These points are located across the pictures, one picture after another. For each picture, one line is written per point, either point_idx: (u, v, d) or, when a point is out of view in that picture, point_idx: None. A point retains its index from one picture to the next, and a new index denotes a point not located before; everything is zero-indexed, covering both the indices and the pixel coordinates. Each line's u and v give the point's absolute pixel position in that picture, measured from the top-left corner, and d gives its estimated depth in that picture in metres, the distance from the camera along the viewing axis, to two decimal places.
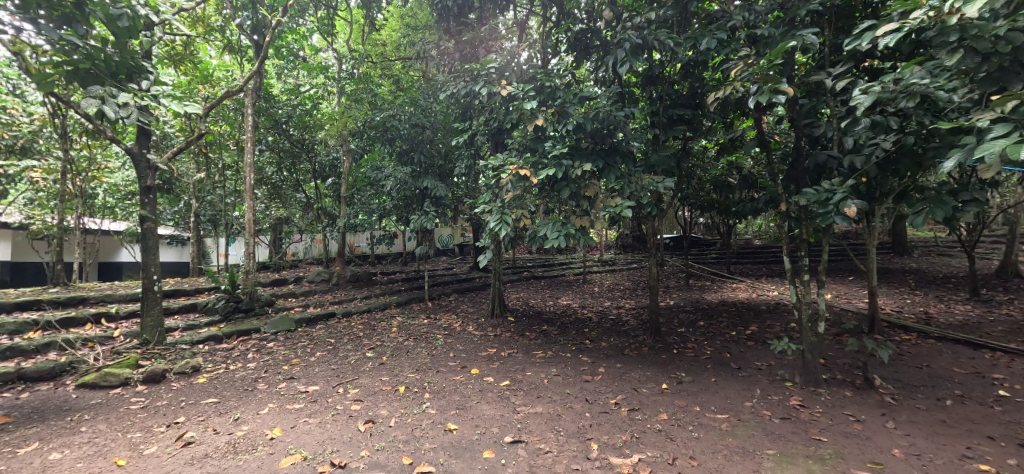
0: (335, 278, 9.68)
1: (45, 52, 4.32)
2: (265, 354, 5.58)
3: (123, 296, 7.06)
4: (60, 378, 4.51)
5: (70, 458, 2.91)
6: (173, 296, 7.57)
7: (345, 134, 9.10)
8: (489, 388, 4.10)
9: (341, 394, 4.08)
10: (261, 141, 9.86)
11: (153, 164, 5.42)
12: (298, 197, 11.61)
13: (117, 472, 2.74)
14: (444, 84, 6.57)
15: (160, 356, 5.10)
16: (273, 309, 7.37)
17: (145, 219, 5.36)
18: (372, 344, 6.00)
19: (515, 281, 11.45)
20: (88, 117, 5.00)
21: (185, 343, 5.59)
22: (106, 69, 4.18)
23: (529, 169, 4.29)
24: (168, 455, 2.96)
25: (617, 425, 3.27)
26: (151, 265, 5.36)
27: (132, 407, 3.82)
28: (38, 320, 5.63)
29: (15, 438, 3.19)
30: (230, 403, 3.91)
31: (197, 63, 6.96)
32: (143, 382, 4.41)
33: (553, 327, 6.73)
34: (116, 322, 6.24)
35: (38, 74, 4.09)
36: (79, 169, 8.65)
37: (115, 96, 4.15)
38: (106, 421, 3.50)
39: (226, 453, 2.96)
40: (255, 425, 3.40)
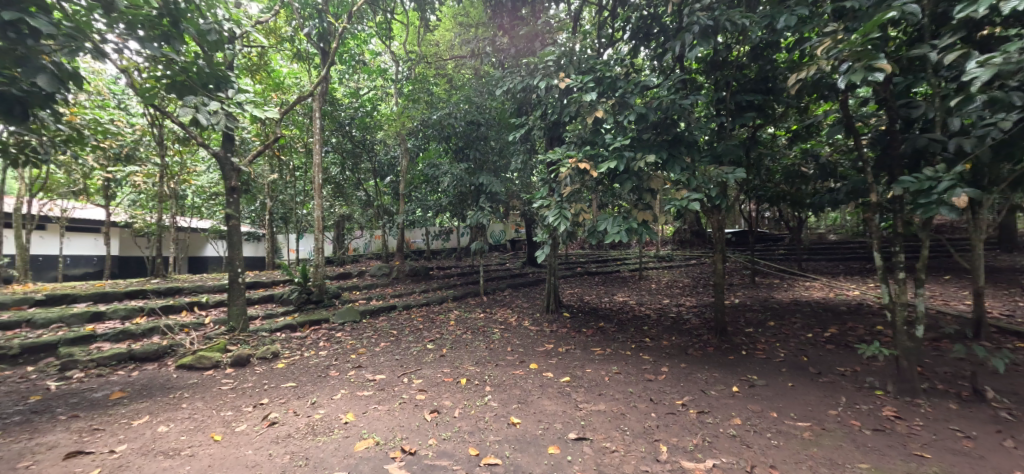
0: (395, 272, 10.09)
1: (147, 70, 4.79)
2: (334, 343, 5.94)
3: (212, 287, 7.79)
4: (163, 359, 5.05)
5: (175, 431, 3.24)
6: (253, 287, 8.24)
7: (402, 134, 9.39)
8: (550, 383, 4.09)
9: (407, 383, 4.25)
10: (327, 143, 10.50)
11: (237, 167, 5.91)
12: (359, 195, 12.22)
13: (215, 446, 3.02)
14: (499, 80, 6.60)
15: (244, 342, 5.56)
16: (340, 301, 7.81)
17: (230, 218, 5.87)
18: (432, 336, 6.20)
19: (569, 276, 11.33)
20: (184, 126, 5.52)
21: (265, 330, 6.07)
22: (197, 80, 4.60)
23: (588, 162, 4.20)
24: (257, 433, 3.22)
25: (686, 427, 3.14)
26: (237, 259, 5.86)
27: (223, 388, 4.20)
28: (144, 307, 6.34)
29: (130, 411, 3.60)
30: (307, 388, 4.19)
31: (270, 72, 7.48)
32: (231, 365, 4.84)
33: (610, 324, 6.59)
34: (207, 310, 6.90)
35: (142, 88, 4.62)
36: (173, 173, 9.62)
37: (206, 104, 4.54)
38: (202, 400, 3.87)
39: (306, 434, 3.17)
40: (330, 409, 3.62)
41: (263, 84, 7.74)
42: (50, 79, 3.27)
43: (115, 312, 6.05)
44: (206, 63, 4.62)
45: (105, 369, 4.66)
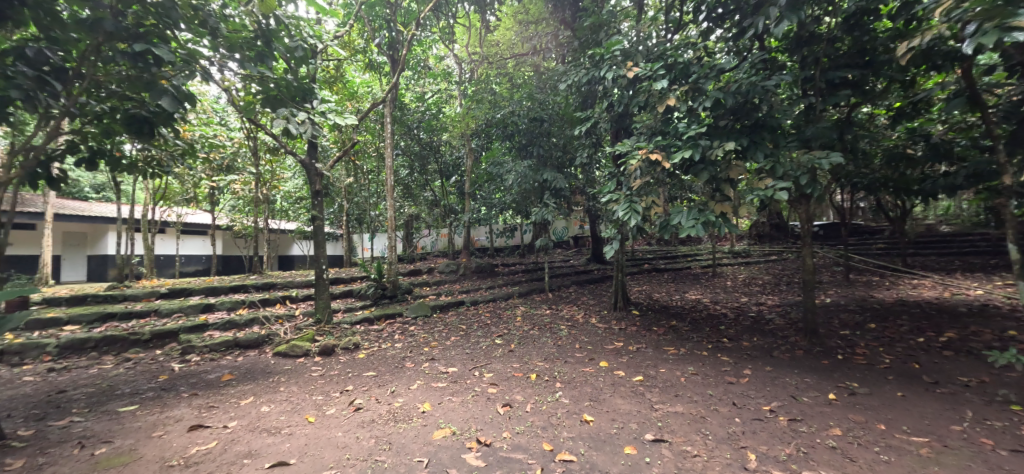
0: (462, 269, 10.36)
1: (245, 89, 5.32)
2: (408, 336, 6.23)
3: (300, 283, 8.51)
4: (262, 346, 5.61)
5: (276, 412, 3.58)
6: (335, 283, 8.88)
7: (467, 134, 9.61)
8: (622, 382, 3.99)
9: (478, 376, 4.35)
10: (397, 146, 11.03)
11: (320, 172, 6.39)
12: (427, 195, 12.71)
13: (309, 427, 3.29)
14: (562, 75, 6.52)
15: (329, 333, 6.00)
16: (412, 296, 8.17)
17: (315, 219, 6.36)
18: (500, 331, 6.30)
19: (637, 273, 10.97)
20: (276, 138, 6.06)
21: (347, 322, 6.52)
22: (286, 94, 5.00)
23: (660, 153, 4.03)
24: (345, 417, 3.47)
25: (777, 435, 2.91)
26: (321, 257, 6.35)
27: (313, 374, 4.57)
28: (245, 300, 7.07)
29: (238, 392, 4.04)
30: (386, 378, 4.44)
31: (346, 83, 7.99)
32: (319, 354, 5.25)
33: (683, 322, 6.30)
34: (296, 303, 7.55)
35: (245, 105, 5.21)
36: (265, 180, 10.62)
37: (295, 116, 4.95)
38: (296, 385, 4.24)
39: (387, 420, 3.36)
40: (408, 398, 3.81)
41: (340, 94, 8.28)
42: (171, 101, 3.73)
43: (222, 304, 6.82)
44: (294, 77, 5.03)
45: (216, 354, 5.27)
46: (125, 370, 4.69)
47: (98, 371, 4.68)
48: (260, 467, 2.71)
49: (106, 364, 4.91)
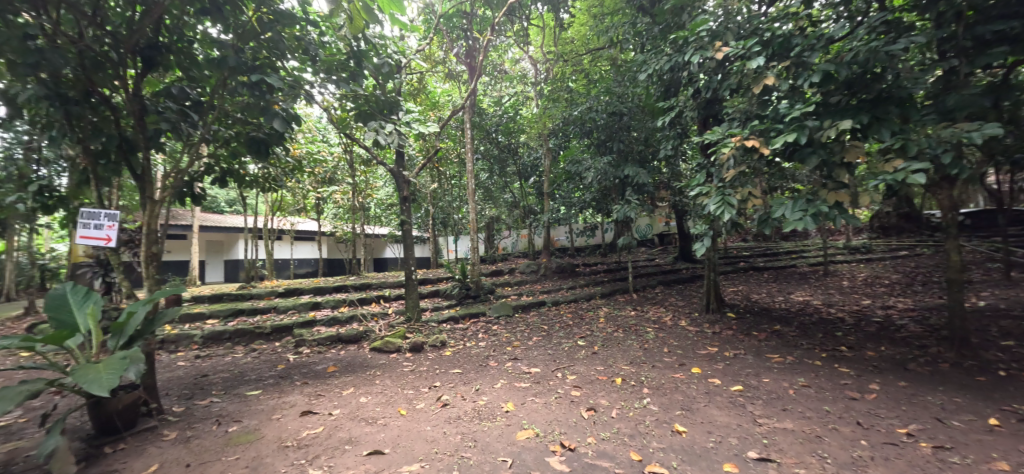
0: (542, 269, 10.35)
1: (341, 106, 5.79)
2: (491, 335, 6.35)
3: (392, 283, 9.10)
4: (360, 341, 6.06)
5: (372, 403, 3.83)
6: (422, 283, 9.35)
7: (544, 134, 9.58)
8: (717, 391, 3.68)
9: (561, 378, 4.28)
10: (477, 150, 11.34)
11: (407, 179, 6.76)
12: (506, 197, 12.95)
13: (402, 419, 3.47)
14: (642, 64, 6.23)
15: (419, 331, 6.32)
16: (494, 296, 8.33)
17: (403, 223, 6.74)
18: (582, 332, 6.16)
19: (731, 272, 10.13)
20: (368, 150, 6.52)
21: (434, 321, 6.82)
22: (375, 107, 5.38)
23: (758, 139, 3.65)
24: (434, 412, 3.60)
25: (917, 465, 2.47)
26: (410, 259, 6.71)
27: (405, 369, 4.83)
28: (346, 299, 7.72)
29: (340, 383, 4.39)
30: (471, 375, 4.55)
31: (428, 94, 8.40)
32: (410, 350, 5.54)
33: (789, 327, 5.67)
34: (389, 302, 8.08)
35: (341, 121, 5.66)
36: (360, 189, 11.54)
37: (383, 127, 5.26)
38: (390, 379, 4.51)
39: (473, 417, 3.42)
40: (492, 396, 3.86)
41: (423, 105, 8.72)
42: (283, 122, 4.07)
43: (327, 302, 7.51)
44: (382, 92, 5.38)
45: (322, 347, 5.81)
46: (251, 359, 5.35)
47: (231, 359, 5.39)
48: (359, 454, 2.89)
49: (237, 353, 5.65)
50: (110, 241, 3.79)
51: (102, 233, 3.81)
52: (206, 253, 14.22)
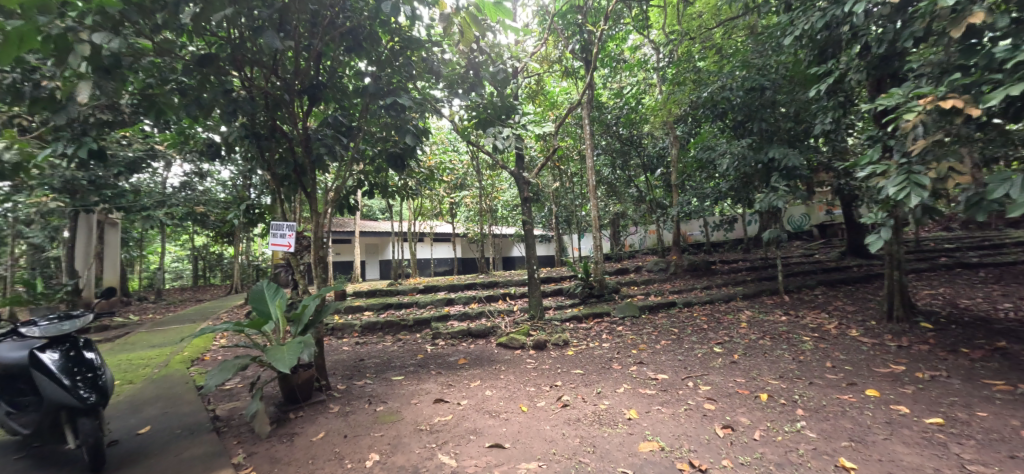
0: (673, 267, 9.61)
1: (464, 116, 6.11)
2: (616, 336, 6.08)
3: (518, 281, 9.37)
4: (488, 336, 6.33)
5: (496, 396, 3.94)
6: (547, 282, 9.43)
7: (670, 121, 8.87)
8: (904, 422, 2.92)
9: (693, 388, 3.87)
10: (598, 146, 11.01)
11: (527, 179, 6.86)
12: (631, 192, 12.39)
13: (522, 415, 3.49)
14: (787, 26, 5.31)
15: (542, 329, 6.36)
16: (619, 296, 8.00)
17: (525, 223, 6.86)
18: (720, 338, 5.52)
19: (925, 271, 8.09)
20: (491, 155, 6.78)
21: (557, 319, 6.80)
22: (493, 113, 5.54)
23: (961, 97, 2.80)
24: (553, 411, 3.55)
25: None
26: (533, 257, 6.81)
27: (528, 366, 4.88)
28: (475, 296, 8.17)
29: (468, 375, 4.62)
30: (593, 377, 4.40)
31: (545, 93, 8.45)
32: (533, 348, 5.60)
33: (1020, 344, 4.27)
34: (515, 299, 8.33)
35: (463, 129, 5.97)
36: (487, 192, 12.17)
37: (501, 132, 5.37)
38: (513, 374, 4.60)
39: (593, 422, 3.28)
40: (614, 401, 3.66)
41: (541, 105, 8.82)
42: (414, 137, 4.28)
43: (460, 298, 8.05)
44: (500, 97, 5.53)
45: (455, 340, 6.22)
46: (397, 347, 5.98)
47: (381, 347, 6.10)
48: (482, 445, 2.94)
49: (386, 341, 6.38)
50: (291, 247, 4.55)
51: (285, 240, 4.60)
52: (365, 254, 16.51)
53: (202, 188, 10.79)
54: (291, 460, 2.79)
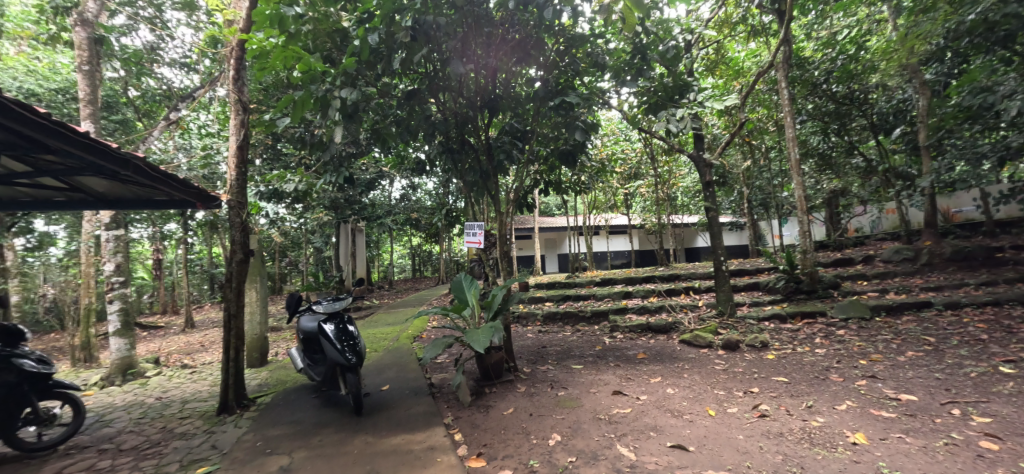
0: (923, 256, 7.46)
1: (634, 104, 5.92)
2: (835, 341, 5.07)
3: (703, 274, 8.63)
4: (670, 332, 6.03)
5: (679, 395, 3.74)
6: (739, 275, 8.44)
7: (911, 64, 6.82)
8: None
9: (958, 419, 2.97)
10: (801, 112, 9.13)
11: (709, 161, 6.23)
12: (854, 162, 10.04)
13: (710, 419, 3.22)
14: None
15: (733, 327, 5.74)
16: (839, 293, 6.62)
17: (709, 210, 6.27)
18: (1008, 355, 4.06)
19: None
20: (665, 140, 6.37)
21: (753, 318, 6.04)
22: (666, 96, 5.20)
23: None
24: (748, 420, 3.18)
25: None
26: (720, 248, 6.20)
27: (717, 367, 4.49)
28: (655, 289, 7.86)
29: (649, 370, 4.51)
30: (802, 388, 3.79)
31: (728, 61, 7.48)
32: (723, 347, 5.12)
33: None
34: (700, 294, 7.70)
35: (634, 118, 5.76)
36: (664, 180, 11.53)
37: (674, 114, 4.91)
38: (699, 374, 4.30)
39: (800, 439, 2.83)
40: (832, 420, 3.09)
41: (721, 75, 7.79)
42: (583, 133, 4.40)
43: (638, 292, 7.87)
44: (672, 78, 5.16)
45: (634, 334, 6.13)
46: (576, 338, 6.22)
47: (562, 336, 6.44)
48: (663, 443, 2.83)
49: (566, 331, 6.70)
50: (482, 244, 5.20)
51: (476, 238, 5.26)
52: (545, 248, 17.55)
53: (415, 198, 13.11)
54: (488, 429, 3.21)
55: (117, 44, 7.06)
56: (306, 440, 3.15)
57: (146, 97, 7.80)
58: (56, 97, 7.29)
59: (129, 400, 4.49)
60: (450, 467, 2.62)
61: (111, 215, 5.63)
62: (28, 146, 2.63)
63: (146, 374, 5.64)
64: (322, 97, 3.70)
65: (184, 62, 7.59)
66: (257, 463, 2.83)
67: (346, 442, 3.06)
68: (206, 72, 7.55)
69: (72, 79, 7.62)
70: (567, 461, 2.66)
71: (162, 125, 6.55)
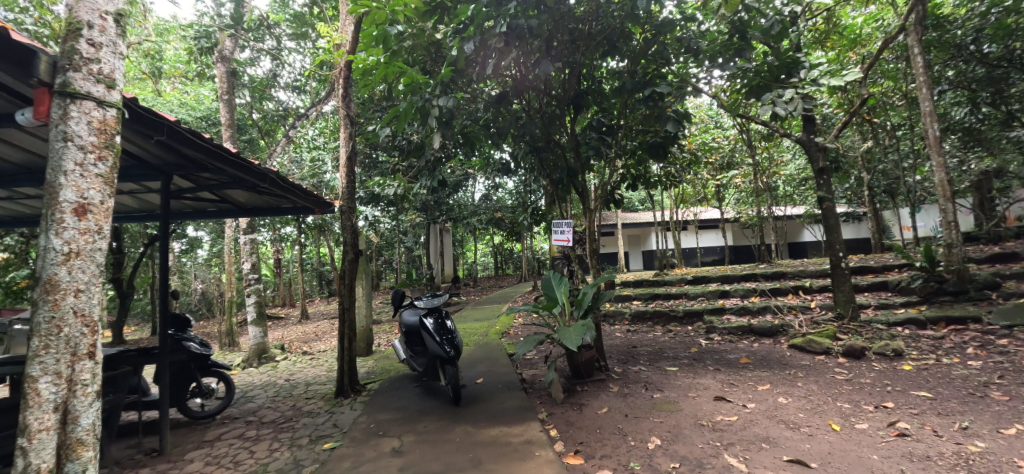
0: None
1: (730, 88, 5.49)
2: (995, 353, 4.26)
3: (814, 272, 7.75)
4: (777, 336, 5.51)
5: (794, 406, 3.40)
6: (861, 273, 7.44)
7: None
8: None
9: None
10: (939, 82, 7.73)
11: (822, 145, 5.55)
12: None
13: (834, 434, 2.89)
14: None
15: (856, 332, 5.08)
16: (998, 294, 5.54)
17: (824, 200, 5.60)
18: None
19: None
20: (766, 124, 5.79)
21: (881, 322, 5.28)
22: (771, 76, 4.70)
23: None
24: (883, 439, 2.80)
25: None
26: (837, 243, 5.52)
27: (837, 377, 4.01)
28: (757, 288, 7.23)
29: (755, 376, 4.16)
30: (953, 406, 3.24)
31: (843, 30, 6.59)
32: (844, 354, 4.56)
33: None
34: (812, 294, 6.92)
35: (732, 103, 5.31)
36: (763, 168, 10.56)
37: (781, 96, 4.44)
38: (817, 384, 3.87)
39: (955, 466, 2.42)
40: (998, 446, 2.60)
41: (832, 46, 6.81)
42: (676, 123, 4.12)
43: (736, 291, 7.30)
44: (777, 55, 4.65)
45: (734, 337, 5.69)
46: (669, 338, 5.95)
47: (653, 336, 6.19)
48: (778, 457, 2.60)
49: (657, 331, 6.43)
50: (570, 241, 5.17)
51: (564, 235, 5.24)
52: (628, 245, 17.00)
53: (496, 197, 13.42)
54: (582, 427, 3.20)
55: (245, 74, 8.16)
56: (413, 425, 3.39)
57: (267, 118, 8.90)
58: (202, 123, 8.61)
59: (265, 380, 5.20)
60: (549, 462, 2.66)
61: (246, 221, 6.54)
62: (193, 167, 3.16)
63: (276, 358, 6.48)
64: (421, 107, 3.95)
65: (296, 84, 8.54)
66: (372, 443, 3.11)
67: (448, 430, 3.25)
68: (315, 92, 8.43)
69: (212, 107, 8.94)
70: (670, 466, 2.56)
71: (282, 141, 7.45)
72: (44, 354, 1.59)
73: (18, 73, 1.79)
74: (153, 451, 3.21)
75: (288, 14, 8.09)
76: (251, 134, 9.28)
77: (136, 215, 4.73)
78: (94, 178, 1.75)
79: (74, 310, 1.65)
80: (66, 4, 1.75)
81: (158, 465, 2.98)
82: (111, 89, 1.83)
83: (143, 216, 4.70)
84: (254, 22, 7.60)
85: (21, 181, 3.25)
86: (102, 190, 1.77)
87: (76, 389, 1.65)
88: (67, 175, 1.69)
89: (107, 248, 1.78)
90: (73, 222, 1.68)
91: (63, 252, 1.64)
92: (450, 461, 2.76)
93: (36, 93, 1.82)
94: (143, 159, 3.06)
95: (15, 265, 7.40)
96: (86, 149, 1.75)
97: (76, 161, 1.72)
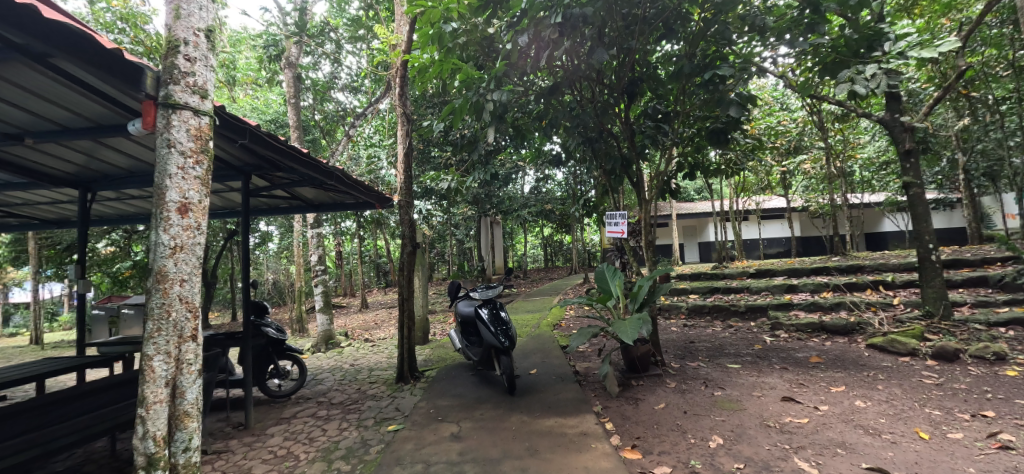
0: None
1: (799, 67, 5.09)
2: None
3: (896, 266, 7.09)
4: (853, 334, 5.10)
5: (874, 410, 3.15)
6: (954, 266, 6.70)
7: None
8: None
9: None
10: None
11: (909, 125, 5.00)
12: None
13: (920, 443, 2.65)
14: None
15: (948, 333, 4.60)
16: None
17: (911, 186, 5.06)
18: None
19: None
20: (841, 104, 5.28)
21: (979, 322, 4.74)
22: (850, 52, 4.27)
23: None
24: (980, 451, 2.54)
25: None
26: (926, 234, 5.01)
27: (926, 381, 3.66)
28: (829, 283, 6.73)
29: (828, 377, 3.90)
30: None
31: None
32: (933, 357, 4.14)
33: None
34: (894, 290, 6.33)
35: (801, 83, 4.91)
36: (837, 152, 9.73)
37: (861, 72, 4.03)
38: (901, 387, 3.55)
39: None
40: None
41: (918, 14, 6.08)
42: (739, 108, 3.88)
43: (805, 285, 6.82)
44: (855, 28, 4.22)
45: (803, 334, 5.34)
46: (729, 334, 5.68)
47: (711, 331, 5.95)
48: (856, 464, 2.44)
49: (716, 326, 6.16)
50: (625, 233, 5.04)
51: (618, 227, 5.11)
52: (684, 236, 16.40)
53: (546, 189, 13.37)
54: (640, 421, 3.16)
55: (308, 77, 8.65)
56: (470, 412, 3.51)
57: (328, 118, 9.39)
58: (271, 125, 9.24)
59: (332, 364, 5.56)
60: (606, 455, 2.66)
61: (313, 216, 6.98)
62: (269, 167, 3.42)
63: (341, 344, 6.90)
64: (476, 102, 3.99)
65: (353, 85, 8.94)
66: (433, 427, 3.25)
67: (504, 419, 3.33)
68: (370, 91, 8.77)
69: (280, 110, 9.61)
70: (734, 466, 2.48)
71: (342, 141, 7.80)
72: (157, 336, 1.80)
73: (130, 89, 2.02)
74: (239, 425, 3.55)
75: (345, 18, 8.45)
76: (314, 134, 9.83)
77: (220, 212, 5.18)
78: (194, 180, 1.95)
79: (181, 298, 1.86)
80: (167, 23, 1.95)
81: (244, 438, 3.28)
82: (205, 99, 2.02)
83: (226, 213, 5.15)
84: (315, 28, 8.03)
85: (130, 183, 3.67)
86: (199, 190, 1.97)
87: (183, 368, 1.86)
88: (172, 178, 1.89)
89: (205, 242, 1.98)
90: (178, 219, 1.88)
91: (170, 246, 1.85)
92: (507, 449, 2.83)
93: (145, 105, 2.06)
94: (228, 161, 3.36)
95: (120, 258, 8.40)
96: (186, 154, 1.95)
97: (178, 165, 1.92)
